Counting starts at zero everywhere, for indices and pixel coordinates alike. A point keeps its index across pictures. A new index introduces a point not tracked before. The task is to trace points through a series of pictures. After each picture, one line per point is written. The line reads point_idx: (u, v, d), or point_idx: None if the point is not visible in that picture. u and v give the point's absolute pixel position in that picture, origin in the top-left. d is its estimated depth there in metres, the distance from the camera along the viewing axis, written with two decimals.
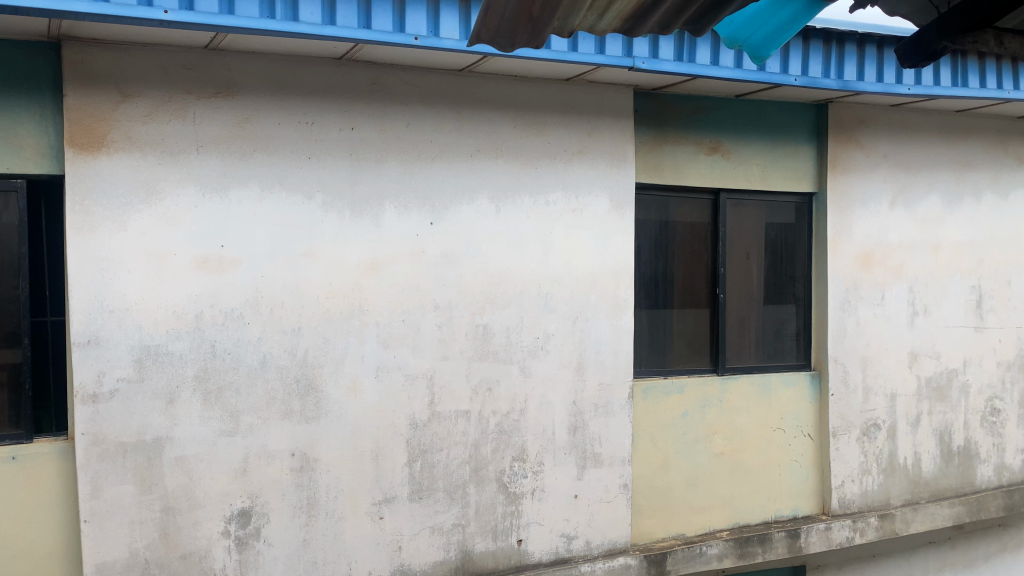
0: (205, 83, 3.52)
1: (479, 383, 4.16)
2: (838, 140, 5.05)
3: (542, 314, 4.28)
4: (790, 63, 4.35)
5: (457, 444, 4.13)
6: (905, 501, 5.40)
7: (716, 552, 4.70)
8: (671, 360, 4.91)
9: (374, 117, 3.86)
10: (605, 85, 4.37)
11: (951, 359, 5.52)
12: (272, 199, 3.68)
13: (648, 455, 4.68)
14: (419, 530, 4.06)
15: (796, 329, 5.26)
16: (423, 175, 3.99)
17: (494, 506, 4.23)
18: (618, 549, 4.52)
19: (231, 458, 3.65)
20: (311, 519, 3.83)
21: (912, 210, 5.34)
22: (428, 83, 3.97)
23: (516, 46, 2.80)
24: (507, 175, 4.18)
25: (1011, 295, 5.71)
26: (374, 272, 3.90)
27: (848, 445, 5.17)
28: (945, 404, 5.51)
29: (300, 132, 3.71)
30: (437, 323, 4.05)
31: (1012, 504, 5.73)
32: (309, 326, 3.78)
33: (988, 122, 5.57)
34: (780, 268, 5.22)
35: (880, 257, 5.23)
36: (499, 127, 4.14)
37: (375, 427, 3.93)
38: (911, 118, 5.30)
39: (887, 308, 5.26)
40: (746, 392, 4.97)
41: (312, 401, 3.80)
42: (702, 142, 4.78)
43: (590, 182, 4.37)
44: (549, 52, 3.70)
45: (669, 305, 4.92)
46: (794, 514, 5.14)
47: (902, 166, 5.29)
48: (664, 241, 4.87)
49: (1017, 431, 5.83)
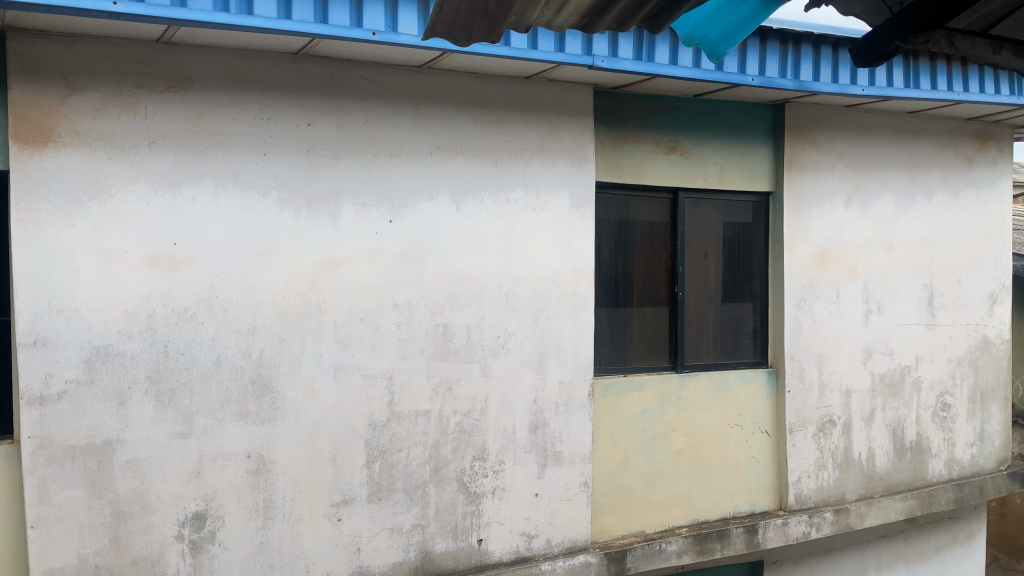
0: (157, 77, 3.44)
1: (439, 382, 4.13)
2: (796, 139, 5.11)
3: (502, 312, 4.27)
4: (747, 63, 4.39)
5: (417, 444, 4.10)
6: (860, 496, 5.49)
7: (676, 549, 4.73)
8: (631, 358, 4.93)
9: (332, 113, 3.81)
10: (565, 83, 4.36)
11: (904, 355, 5.63)
12: (227, 196, 3.61)
13: (608, 452, 4.70)
14: (378, 532, 4.02)
15: (754, 327, 5.32)
16: (382, 172, 3.94)
17: (454, 506, 4.20)
18: (578, 547, 4.52)
19: (185, 461, 3.58)
20: (268, 522, 3.77)
21: (866, 209, 5.43)
22: (387, 78, 3.93)
23: (472, 40, 2.76)
24: (467, 172, 4.15)
25: (960, 293, 5.86)
26: (332, 271, 3.85)
27: (805, 440, 5.24)
28: (898, 400, 5.63)
29: (255, 128, 3.65)
30: (396, 322, 4.01)
31: (961, 497, 5.87)
32: (265, 326, 3.71)
33: (939, 124, 5.69)
34: (738, 266, 5.27)
35: (836, 256, 5.31)
36: (459, 124, 4.12)
37: (333, 428, 3.88)
38: (866, 118, 5.39)
39: (843, 306, 5.35)
40: (705, 390, 5.01)
41: (268, 402, 3.74)
42: (661, 141, 4.80)
43: (550, 180, 4.37)
44: (508, 49, 3.69)
45: (629, 304, 4.93)
46: (752, 510, 5.20)
47: (857, 165, 5.37)
48: (624, 239, 4.88)
49: (967, 426, 5.98)
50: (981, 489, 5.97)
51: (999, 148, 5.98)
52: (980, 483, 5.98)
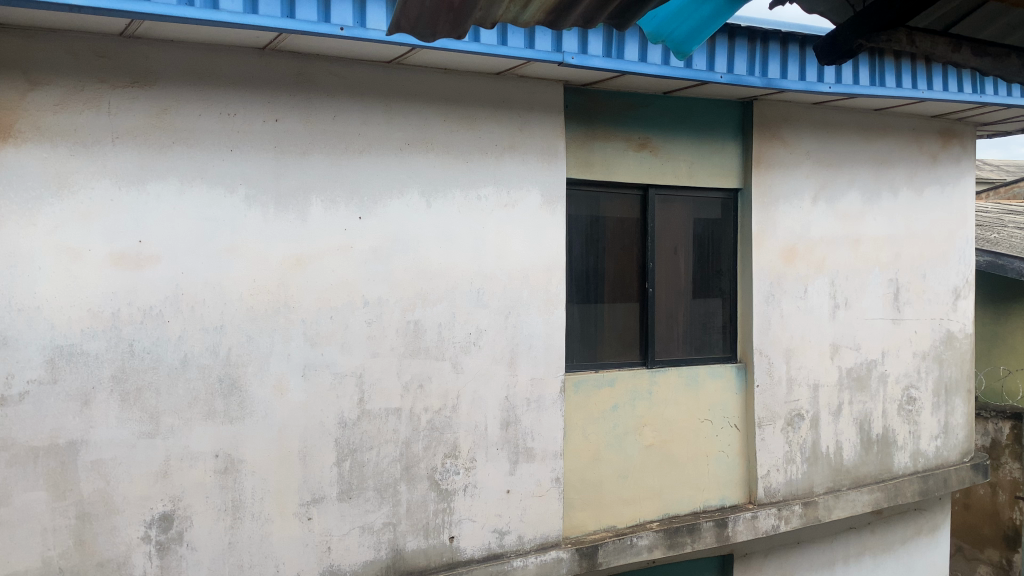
0: (121, 72, 3.38)
1: (410, 379, 4.12)
2: (764, 137, 5.16)
3: (473, 309, 4.26)
4: (715, 60, 4.42)
5: (388, 442, 4.08)
6: (828, 489, 5.56)
7: (647, 543, 4.75)
8: (602, 354, 4.94)
9: (299, 109, 3.77)
10: (535, 80, 4.36)
11: (870, 350, 5.71)
12: (193, 193, 3.56)
13: (579, 448, 4.72)
14: (349, 530, 3.99)
15: (723, 322, 5.36)
16: (351, 168, 3.91)
17: (425, 503, 4.19)
18: (550, 543, 4.53)
19: (152, 461, 3.53)
20: (236, 522, 3.73)
21: (833, 206, 5.49)
22: (355, 74, 3.90)
23: (437, 36, 2.74)
24: (438, 169, 4.13)
25: (924, 288, 5.96)
26: (300, 267, 3.82)
27: (773, 435, 5.29)
28: (865, 394, 5.71)
29: (221, 124, 3.60)
30: (367, 319, 3.99)
31: (926, 489, 5.97)
32: (232, 325, 3.67)
33: (905, 121, 5.76)
34: (707, 262, 5.31)
35: (803, 252, 5.37)
36: (428, 120, 4.10)
37: (302, 427, 3.85)
38: (834, 116, 5.44)
39: (810, 302, 5.41)
40: (675, 384, 5.05)
41: (236, 400, 3.70)
42: (632, 138, 4.82)
43: (521, 176, 4.36)
44: (478, 46, 3.68)
45: (600, 300, 4.94)
46: (722, 504, 5.25)
47: (824, 162, 5.43)
48: (595, 236, 4.88)
49: (932, 418, 6.08)
50: (945, 481, 6.08)
51: (963, 145, 6.08)
52: (944, 475, 6.08)
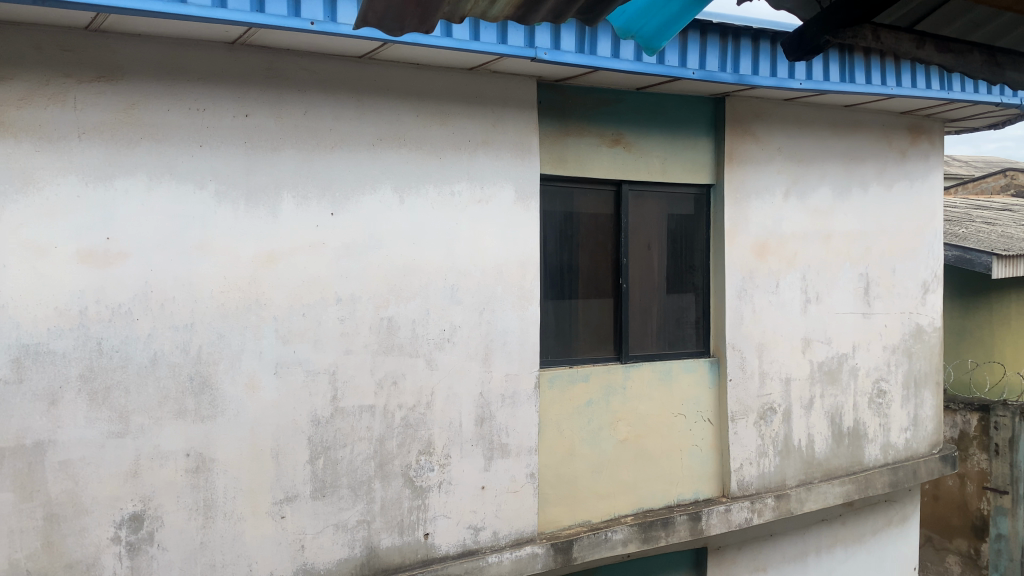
0: (87, 66, 3.32)
1: (384, 376, 4.10)
2: (737, 133, 5.19)
3: (447, 305, 4.25)
4: (687, 56, 4.45)
5: (361, 440, 4.06)
6: (800, 482, 5.62)
7: (621, 538, 4.77)
8: (577, 350, 4.95)
9: (269, 104, 3.74)
10: (507, 75, 4.36)
11: (841, 344, 5.78)
12: (161, 190, 3.52)
13: (554, 443, 4.73)
14: (323, 528, 3.97)
15: (696, 317, 5.39)
16: (322, 163, 3.88)
17: (400, 501, 4.18)
18: (525, 538, 4.54)
19: (121, 461, 3.49)
20: (208, 521, 3.69)
21: (805, 202, 5.54)
22: (326, 69, 3.87)
23: (405, 30, 2.66)
24: (410, 164, 4.12)
25: (894, 282, 6.04)
26: (271, 264, 3.79)
27: (746, 428, 5.34)
28: (836, 387, 5.77)
29: (190, 119, 3.56)
30: (339, 316, 3.96)
31: (896, 481, 6.06)
32: (202, 323, 3.63)
33: (874, 117, 5.83)
34: (680, 258, 5.34)
35: (775, 247, 5.41)
36: (401, 115, 4.08)
37: (275, 425, 3.83)
38: (805, 112, 5.48)
39: (782, 296, 5.45)
40: (649, 379, 5.07)
41: (207, 399, 3.66)
42: (605, 134, 4.83)
43: (494, 172, 4.36)
44: (450, 41, 3.68)
45: (574, 296, 4.95)
46: (695, 498, 5.28)
47: (796, 158, 5.47)
48: (569, 232, 4.89)
49: (901, 411, 6.17)
50: (915, 472, 6.18)
51: (931, 141, 6.16)
52: (914, 467, 6.18)
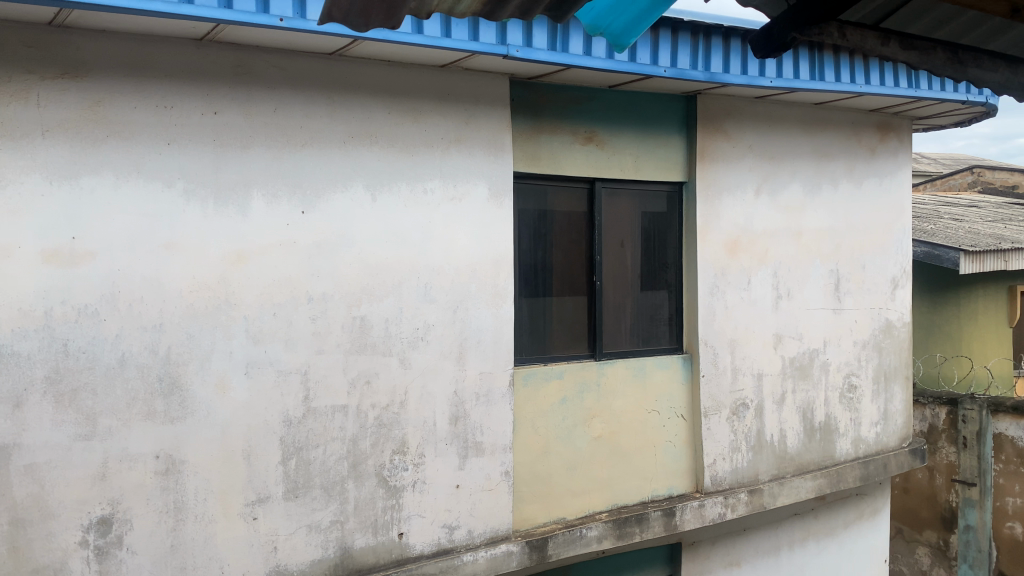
0: (50, 63, 3.26)
1: (356, 376, 4.07)
2: (709, 130, 5.21)
3: (421, 304, 4.23)
4: (659, 54, 4.46)
5: (334, 440, 4.03)
6: (772, 476, 5.66)
7: (596, 534, 4.79)
8: (551, 347, 4.95)
9: (239, 101, 3.70)
10: (480, 73, 4.34)
11: (812, 339, 5.84)
12: (128, 188, 3.46)
13: (528, 441, 4.74)
14: (296, 529, 3.94)
15: (670, 313, 5.41)
16: (293, 161, 3.85)
17: (373, 501, 4.15)
18: (499, 536, 4.54)
19: (89, 464, 3.43)
20: (179, 523, 3.65)
21: (776, 199, 5.58)
22: (296, 66, 3.83)
23: (371, 26, 2.54)
24: (382, 162, 4.09)
25: (864, 278, 6.11)
26: (241, 263, 3.74)
27: (719, 424, 5.37)
28: (807, 382, 5.83)
29: (158, 117, 3.51)
30: (311, 316, 3.93)
31: (867, 474, 6.13)
32: (171, 323, 3.59)
33: (844, 115, 5.89)
34: (654, 255, 5.35)
35: (747, 244, 5.45)
36: (373, 113, 4.05)
37: (246, 426, 3.79)
38: (776, 110, 5.52)
39: (754, 292, 5.49)
40: (623, 376, 5.09)
41: (177, 400, 3.62)
42: (578, 132, 4.84)
43: (467, 170, 4.34)
44: (421, 38, 3.66)
45: (548, 294, 4.94)
46: (669, 493, 5.31)
47: (767, 155, 5.51)
48: (543, 230, 4.89)
49: (872, 405, 6.25)
50: (885, 466, 6.25)
51: (899, 139, 6.24)
52: (884, 460, 6.26)
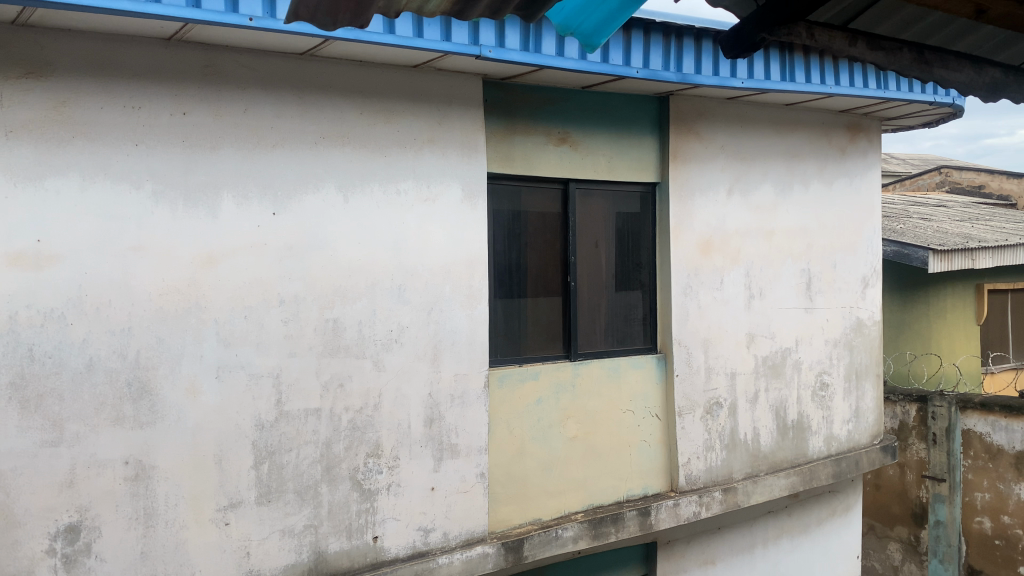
0: (13, 62, 3.20)
1: (329, 379, 4.04)
2: (681, 131, 5.24)
3: (395, 306, 4.20)
4: (631, 55, 4.48)
5: (307, 443, 3.99)
6: (746, 474, 5.70)
7: (572, 535, 4.79)
8: (526, 348, 4.94)
9: (208, 102, 3.65)
10: (452, 73, 4.33)
11: (784, 338, 5.88)
12: (95, 190, 3.41)
13: (503, 443, 4.73)
14: (268, 534, 3.90)
15: (644, 314, 5.43)
16: (264, 162, 3.81)
17: (347, 504, 4.12)
18: (475, 538, 4.52)
19: (56, 471, 3.37)
20: (149, 530, 3.59)
21: (748, 199, 5.62)
22: (266, 66, 3.79)
23: (338, 25, 2.51)
24: (354, 163, 4.06)
25: (835, 277, 6.18)
26: (211, 265, 3.70)
27: (693, 423, 5.39)
28: (780, 380, 5.88)
29: (125, 117, 3.45)
30: (282, 318, 3.89)
31: (840, 471, 6.19)
32: (140, 326, 3.53)
33: (815, 116, 5.94)
34: (628, 255, 5.37)
35: (719, 244, 5.48)
36: (345, 113, 4.02)
37: (217, 430, 3.74)
38: (747, 111, 5.56)
39: (727, 292, 5.53)
40: (597, 376, 5.10)
41: (146, 405, 3.56)
42: (551, 132, 4.84)
43: (440, 171, 4.32)
44: (393, 38, 3.64)
45: (523, 295, 4.94)
46: (644, 493, 5.32)
47: (738, 156, 5.55)
48: (517, 230, 4.88)
49: (843, 403, 6.31)
50: (857, 463, 6.32)
51: (869, 139, 6.31)
52: (856, 457, 6.32)
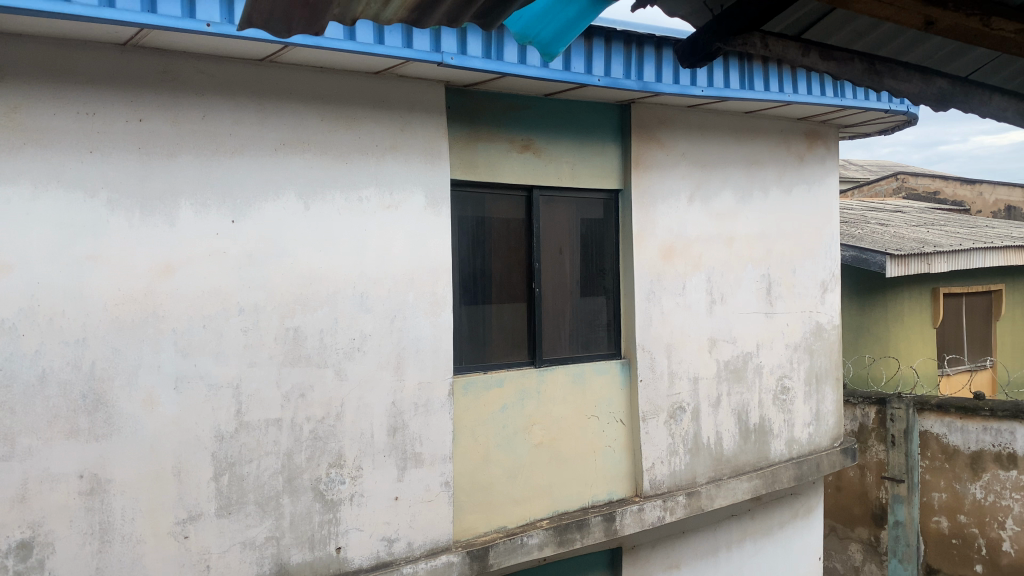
0: None
1: (290, 389, 3.99)
2: (643, 138, 5.28)
3: (357, 314, 4.17)
4: (593, 63, 4.50)
5: (268, 454, 3.94)
6: (710, 479, 5.74)
7: (537, 542, 4.77)
8: (490, 355, 4.92)
9: (165, 108, 3.59)
10: (414, 80, 4.31)
11: (746, 343, 5.95)
12: (48, 198, 3.33)
13: (468, 450, 4.71)
14: (229, 547, 3.84)
15: (608, 320, 5.45)
16: (223, 170, 3.76)
17: (310, 515, 4.07)
18: (440, 547, 4.49)
19: (7, 486, 3.28)
20: (105, 545, 3.51)
21: (709, 205, 5.68)
22: (225, 72, 3.75)
23: (293, 32, 2.48)
24: (315, 169, 4.02)
25: (794, 282, 6.26)
26: (169, 275, 3.64)
27: (657, 427, 5.42)
28: (741, 385, 5.94)
29: (79, 124, 3.38)
30: (242, 328, 3.84)
31: (801, 474, 6.27)
32: (95, 337, 3.46)
33: (774, 123, 6.02)
34: (591, 261, 5.38)
35: (681, 250, 5.53)
36: (305, 120, 3.98)
37: (176, 442, 3.68)
38: (708, 118, 5.62)
39: (689, 298, 5.57)
40: (562, 382, 5.11)
41: (102, 417, 3.49)
42: (514, 139, 4.84)
43: (402, 178, 4.31)
44: (354, 44, 3.62)
45: (487, 301, 4.92)
46: (609, 498, 5.34)
47: (699, 163, 5.61)
48: (481, 237, 4.87)
49: (804, 406, 6.40)
50: (818, 466, 6.40)
51: (827, 146, 6.41)
52: (817, 460, 6.41)
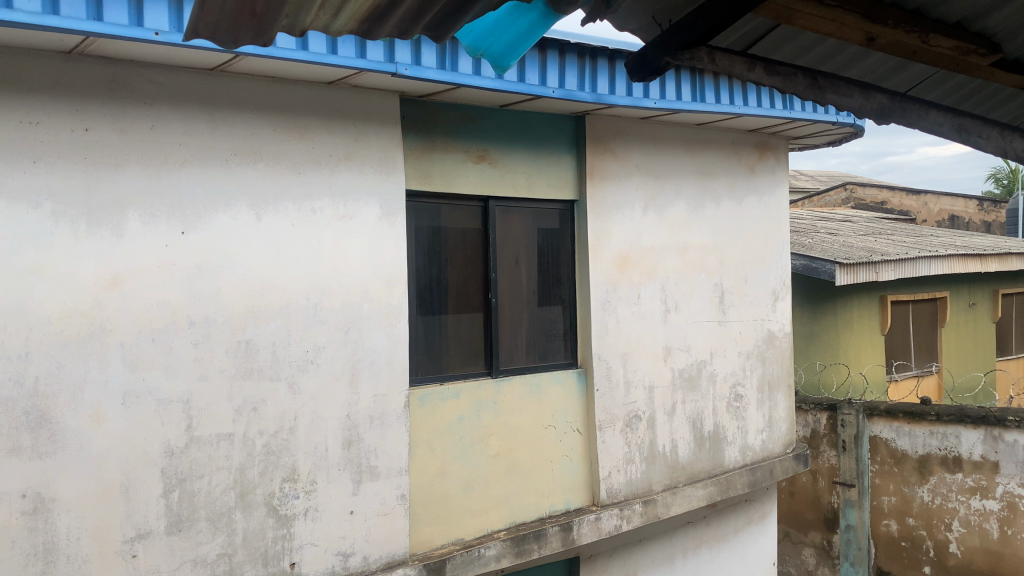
0: None
1: (242, 403, 3.93)
2: (597, 149, 5.33)
3: (310, 325, 4.12)
4: (547, 75, 4.54)
5: (219, 469, 3.87)
6: (666, 486, 5.79)
7: (494, 553, 4.75)
8: (447, 365, 4.91)
9: (113, 117, 3.52)
10: (368, 90, 4.29)
11: (699, 352, 6.02)
12: None
13: (425, 462, 4.68)
14: (179, 565, 3.76)
15: (564, 329, 5.47)
16: (173, 180, 3.70)
17: (263, 531, 4.01)
18: (396, 561, 4.44)
19: None
20: (49, 566, 3.41)
21: (662, 215, 5.75)
22: (175, 82, 3.69)
23: (240, 42, 2.44)
24: (267, 180, 3.98)
25: (747, 291, 6.36)
26: (116, 288, 3.56)
27: (613, 436, 5.46)
28: (695, 393, 6.01)
29: (22, 134, 3.30)
30: (192, 340, 3.77)
31: (755, 480, 6.35)
32: (39, 351, 3.37)
33: (725, 135, 6.12)
34: (548, 271, 5.40)
35: (635, 259, 5.58)
36: (257, 130, 3.94)
37: (123, 458, 3.59)
38: (661, 130, 5.70)
39: (643, 307, 5.63)
40: (519, 392, 5.11)
41: (45, 434, 3.39)
42: (470, 150, 4.85)
43: (356, 188, 4.28)
44: (306, 54, 3.60)
45: (443, 311, 4.91)
46: (566, 508, 5.35)
47: (652, 174, 5.67)
48: (436, 248, 4.86)
49: (757, 414, 6.50)
50: (771, 471, 6.49)
51: (776, 157, 6.54)
52: (770, 466, 6.50)
